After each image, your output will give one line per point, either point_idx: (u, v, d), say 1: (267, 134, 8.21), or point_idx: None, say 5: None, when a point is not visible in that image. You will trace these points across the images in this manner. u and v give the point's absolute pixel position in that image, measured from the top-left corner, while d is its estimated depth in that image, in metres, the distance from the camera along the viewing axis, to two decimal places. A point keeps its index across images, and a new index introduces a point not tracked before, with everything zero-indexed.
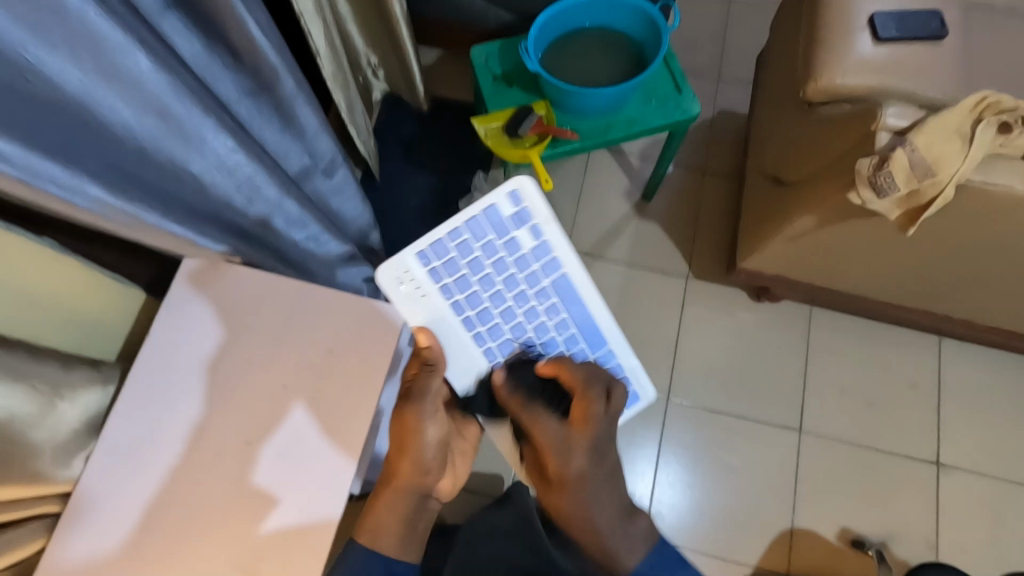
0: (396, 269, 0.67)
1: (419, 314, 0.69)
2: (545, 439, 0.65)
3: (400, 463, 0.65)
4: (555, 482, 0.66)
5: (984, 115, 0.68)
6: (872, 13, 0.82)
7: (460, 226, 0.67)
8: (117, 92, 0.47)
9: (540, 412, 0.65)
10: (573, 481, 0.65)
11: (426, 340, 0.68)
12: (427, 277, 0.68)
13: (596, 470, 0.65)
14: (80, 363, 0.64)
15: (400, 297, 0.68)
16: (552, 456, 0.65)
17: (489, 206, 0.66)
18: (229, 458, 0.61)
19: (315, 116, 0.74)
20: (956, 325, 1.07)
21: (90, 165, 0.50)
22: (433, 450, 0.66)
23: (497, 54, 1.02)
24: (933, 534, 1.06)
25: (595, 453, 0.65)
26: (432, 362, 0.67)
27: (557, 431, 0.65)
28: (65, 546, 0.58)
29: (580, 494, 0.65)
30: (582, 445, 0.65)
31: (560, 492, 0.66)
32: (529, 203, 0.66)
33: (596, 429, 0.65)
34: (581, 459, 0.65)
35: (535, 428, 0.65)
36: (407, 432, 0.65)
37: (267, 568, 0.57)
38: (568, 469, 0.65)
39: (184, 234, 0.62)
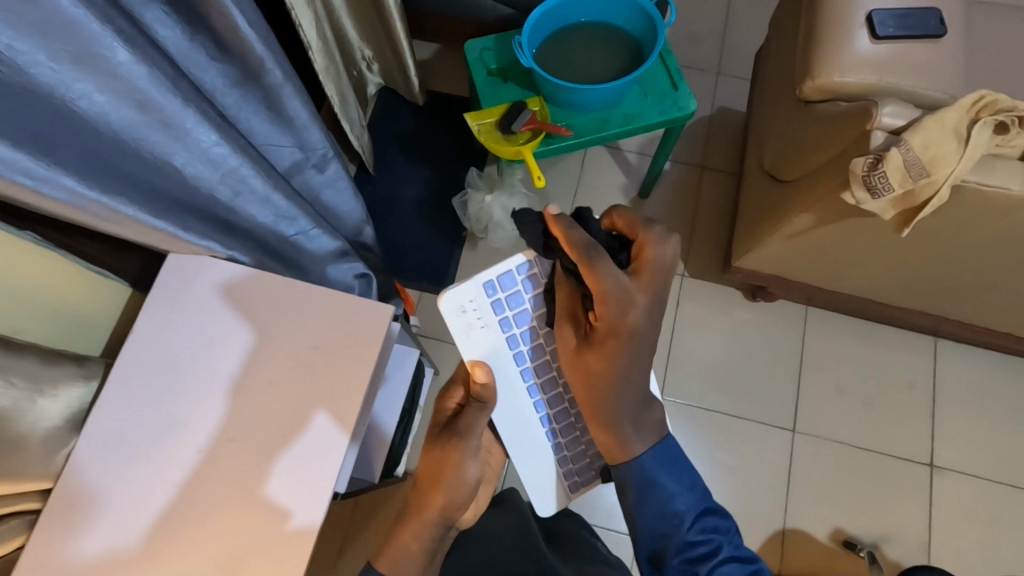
0: (461, 298, 0.64)
1: (477, 347, 0.64)
2: (604, 288, 0.58)
3: (434, 496, 0.62)
4: (602, 333, 0.59)
5: (981, 115, 0.67)
6: (871, 10, 0.80)
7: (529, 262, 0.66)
8: (94, 82, 0.46)
9: (604, 259, 0.59)
10: (624, 336, 0.59)
11: (482, 375, 0.62)
12: (489, 308, 0.64)
13: (648, 326, 0.60)
14: (64, 359, 0.63)
15: (460, 327, 0.64)
16: (608, 306, 0.58)
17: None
18: (211, 456, 0.60)
19: (307, 109, 0.72)
20: (952, 326, 1.06)
21: (66, 157, 0.50)
22: (470, 487, 0.64)
23: (493, 49, 1.01)
24: (926, 535, 1.06)
25: (652, 307, 0.60)
26: (484, 399, 0.63)
27: (621, 279, 0.59)
28: (49, 543, 0.57)
29: (625, 351, 0.59)
30: (642, 297, 0.60)
31: (605, 343, 0.59)
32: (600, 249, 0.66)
33: (659, 283, 0.61)
34: (640, 311, 0.59)
35: (595, 269, 0.58)
36: (446, 466, 0.63)
37: (250, 566, 0.57)
38: (624, 318, 0.59)
39: (165, 228, 0.61)
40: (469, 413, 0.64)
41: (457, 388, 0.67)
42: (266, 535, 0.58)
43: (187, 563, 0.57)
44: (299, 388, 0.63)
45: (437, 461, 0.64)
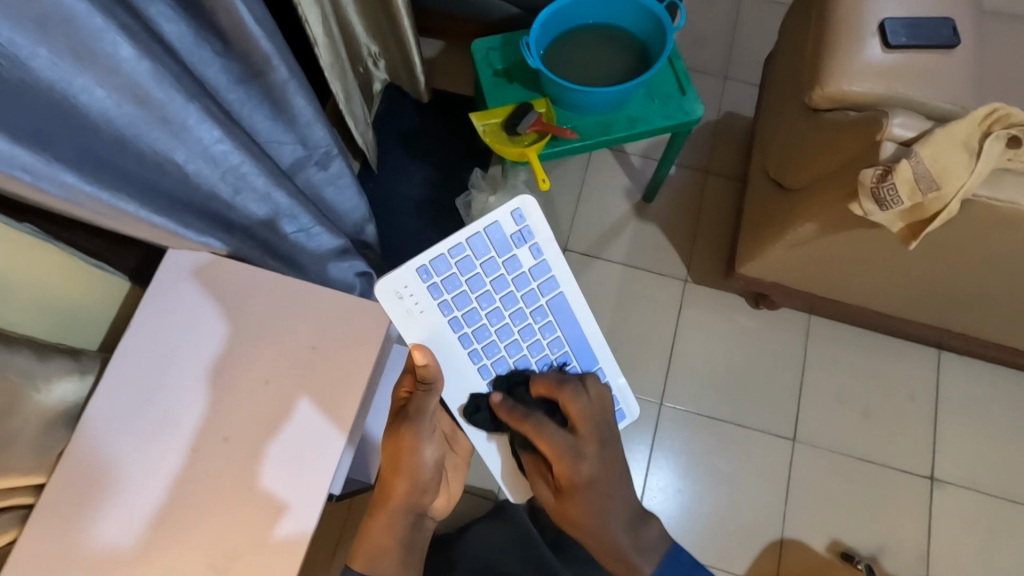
0: (395, 283, 0.61)
1: (417, 331, 0.62)
2: (554, 452, 0.60)
3: (394, 482, 0.63)
4: (566, 489, 0.62)
5: (993, 128, 0.66)
6: (883, 19, 0.80)
7: (462, 242, 0.62)
8: (95, 76, 0.45)
9: (544, 425, 0.60)
10: (585, 486, 0.61)
11: (422, 358, 0.61)
12: (426, 292, 0.62)
13: (606, 470, 0.62)
14: (59, 354, 0.63)
15: (398, 312, 0.62)
16: (563, 465, 0.61)
17: (492, 223, 0.63)
18: (206, 455, 0.60)
19: (311, 107, 0.72)
20: (955, 339, 1.05)
21: (66, 152, 0.49)
22: (430, 469, 0.64)
23: (499, 49, 1.01)
24: (924, 549, 1.05)
25: (602, 451, 0.62)
26: (431, 380, 0.62)
27: (565, 438, 0.61)
28: (42, 539, 0.57)
29: (592, 498, 0.62)
30: (590, 448, 0.62)
31: (573, 498, 0.62)
32: (532, 222, 0.63)
33: (599, 430, 0.62)
34: (591, 462, 0.61)
35: (539, 444, 0.60)
36: (402, 451, 0.62)
37: (243, 567, 0.57)
38: (580, 477, 0.61)
39: (165, 225, 0.60)
40: (417, 396, 0.63)
41: (405, 375, 0.65)
42: (264, 537, 0.58)
43: (182, 562, 0.57)
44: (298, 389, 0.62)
45: (393, 444, 0.63)
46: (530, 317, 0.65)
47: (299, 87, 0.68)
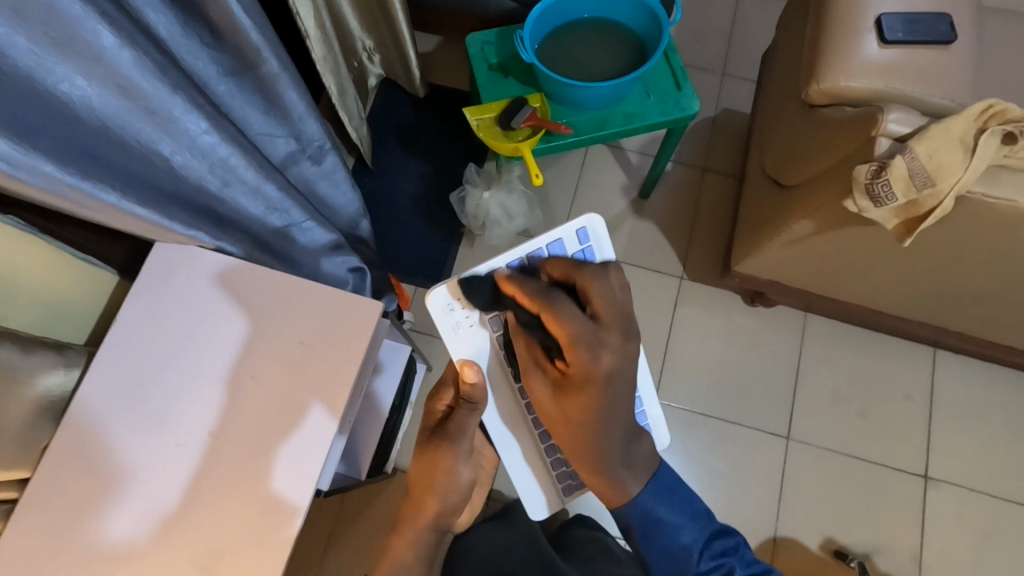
0: (449, 295, 0.63)
1: (466, 346, 0.64)
2: (570, 333, 0.56)
3: (426, 501, 0.65)
4: (574, 382, 0.58)
5: (989, 125, 0.66)
6: (880, 15, 0.79)
7: (524, 257, 0.64)
8: (77, 66, 0.45)
9: (562, 302, 0.57)
10: (599, 379, 0.57)
11: (471, 375, 0.63)
12: (480, 305, 0.64)
13: (623, 365, 0.58)
14: (43, 347, 0.62)
15: (448, 325, 0.64)
16: (577, 351, 0.57)
17: (555, 240, 0.64)
18: (193, 451, 0.60)
19: (303, 100, 0.71)
20: (951, 337, 1.05)
21: (49, 142, 0.49)
22: (462, 490, 0.66)
23: (494, 43, 1.00)
24: (918, 547, 1.05)
25: (622, 348, 0.58)
26: (475, 399, 0.64)
27: (582, 321, 0.57)
28: (28, 535, 0.57)
29: (603, 395, 0.58)
30: (610, 338, 0.58)
31: (580, 390, 0.58)
32: (595, 241, 0.65)
33: (621, 323, 0.59)
34: (611, 354, 0.57)
35: (556, 322, 0.57)
36: (438, 471, 0.65)
37: (230, 562, 0.57)
38: (596, 366, 0.57)
39: (150, 218, 0.60)
40: (458, 416, 0.65)
41: (446, 390, 0.68)
42: (250, 534, 0.58)
43: (167, 558, 0.57)
44: (286, 382, 0.62)
45: (428, 464, 0.65)
46: None
47: (290, 80, 0.68)
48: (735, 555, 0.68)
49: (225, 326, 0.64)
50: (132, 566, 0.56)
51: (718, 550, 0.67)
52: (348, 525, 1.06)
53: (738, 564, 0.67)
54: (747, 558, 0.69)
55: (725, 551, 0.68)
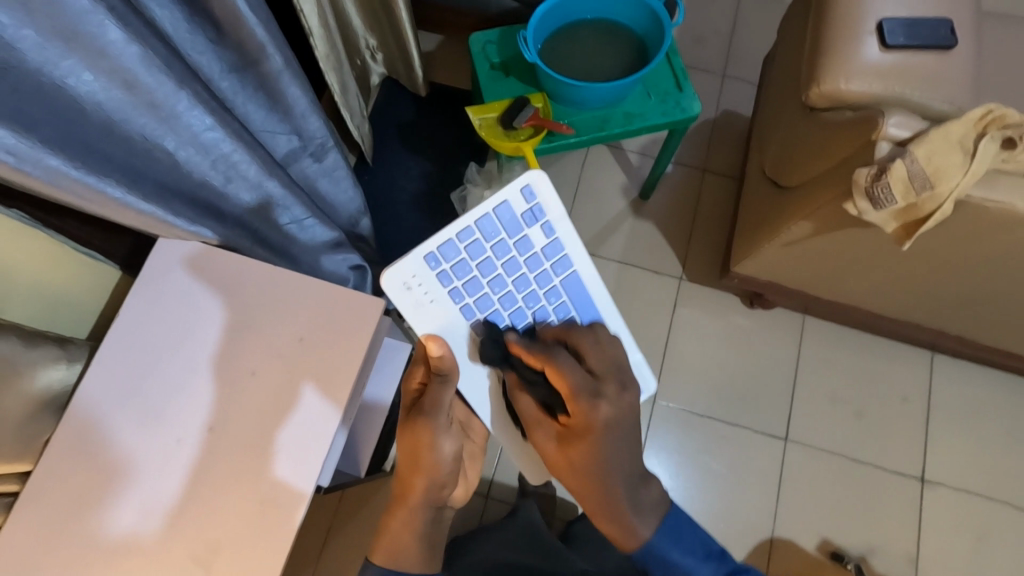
0: (402, 274, 0.59)
1: (428, 322, 0.61)
2: (572, 386, 0.59)
3: (413, 479, 0.63)
4: (577, 432, 0.60)
5: (988, 130, 0.66)
6: (881, 19, 0.79)
7: (470, 225, 0.60)
8: (83, 60, 0.45)
9: (563, 357, 0.60)
10: (602, 429, 0.60)
11: (437, 349, 0.60)
12: (435, 281, 0.60)
13: (622, 414, 0.61)
14: (46, 341, 0.63)
15: (407, 305, 0.60)
16: (580, 403, 0.59)
17: (501, 203, 0.60)
18: (192, 446, 0.60)
19: (305, 97, 0.71)
20: (949, 340, 1.05)
21: (53, 135, 0.49)
22: (447, 464, 0.63)
23: (496, 42, 1.00)
24: (913, 549, 1.06)
25: (619, 400, 0.61)
26: (445, 371, 0.61)
27: (583, 374, 0.60)
28: (28, 528, 0.57)
29: (605, 444, 0.60)
30: (608, 389, 0.61)
31: (584, 439, 0.60)
32: (543, 199, 0.60)
33: (616, 375, 0.62)
34: (609, 404, 0.60)
35: (559, 378, 0.59)
36: (418, 447, 0.62)
37: (228, 557, 0.57)
38: (597, 416, 0.59)
39: (152, 212, 0.60)
40: (430, 390, 0.62)
41: (418, 367, 0.65)
42: (250, 529, 0.58)
43: (166, 552, 0.57)
44: (286, 379, 0.62)
45: (408, 442, 0.63)
46: (543, 298, 0.63)
47: (293, 77, 0.68)
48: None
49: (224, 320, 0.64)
50: (131, 561, 0.57)
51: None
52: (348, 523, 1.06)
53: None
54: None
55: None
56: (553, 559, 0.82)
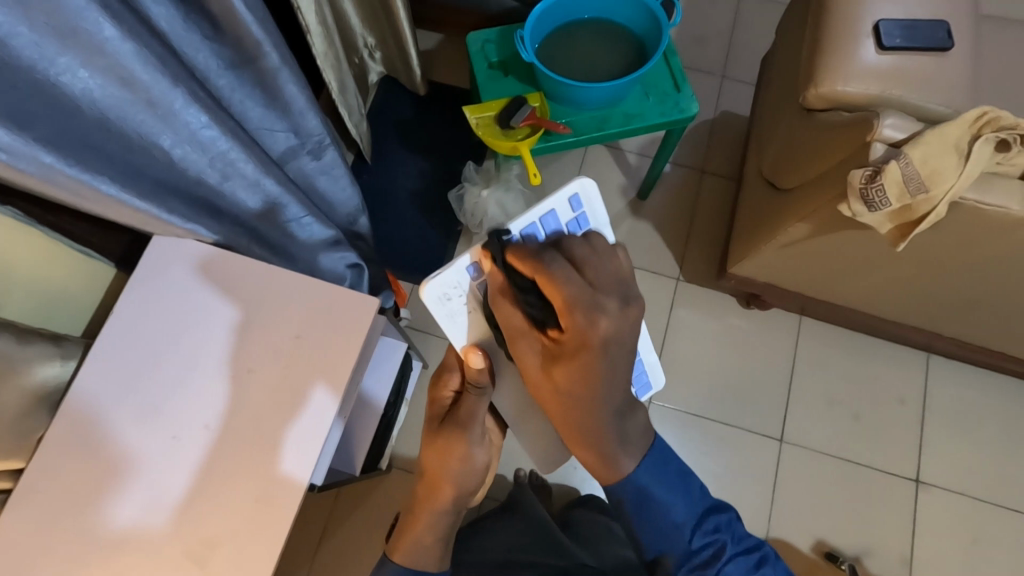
0: (443, 285, 0.60)
1: (466, 333, 0.62)
2: (567, 296, 0.54)
3: (443, 487, 0.66)
4: (569, 349, 0.56)
5: (983, 132, 0.66)
6: (878, 21, 0.79)
7: (516, 235, 0.60)
8: (78, 56, 0.45)
9: (558, 265, 0.54)
10: (597, 345, 0.55)
11: (478, 361, 0.61)
12: (476, 291, 0.61)
13: (622, 330, 0.56)
14: (39, 339, 0.63)
15: (445, 316, 0.61)
16: (574, 315, 0.54)
17: (548, 212, 0.60)
18: (186, 442, 0.60)
19: (303, 95, 0.71)
20: (945, 342, 1.06)
21: (49, 132, 0.49)
22: (477, 473, 0.67)
23: (495, 41, 1.00)
24: (908, 550, 1.06)
25: (621, 315, 0.56)
26: (483, 384, 0.63)
27: (580, 284, 0.54)
28: (22, 523, 0.57)
29: (599, 361, 0.55)
30: (608, 301, 0.55)
31: (577, 356, 0.55)
32: (590, 209, 0.61)
33: (619, 288, 0.56)
34: (609, 319, 0.55)
35: (552, 286, 0.54)
36: (453, 459, 0.65)
37: (221, 554, 0.57)
38: (594, 331, 0.54)
39: (147, 210, 0.60)
40: (467, 402, 0.65)
41: (452, 375, 0.66)
42: (245, 525, 0.58)
43: (158, 549, 0.57)
44: (282, 375, 0.62)
45: (443, 454, 0.65)
46: None
47: (291, 75, 0.68)
48: (727, 532, 0.66)
49: (223, 315, 0.64)
50: (123, 558, 0.57)
51: (710, 526, 0.66)
52: (344, 517, 1.07)
53: (730, 541, 0.65)
54: (741, 535, 0.67)
55: (717, 527, 0.66)
56: (554, 554, 0.82)
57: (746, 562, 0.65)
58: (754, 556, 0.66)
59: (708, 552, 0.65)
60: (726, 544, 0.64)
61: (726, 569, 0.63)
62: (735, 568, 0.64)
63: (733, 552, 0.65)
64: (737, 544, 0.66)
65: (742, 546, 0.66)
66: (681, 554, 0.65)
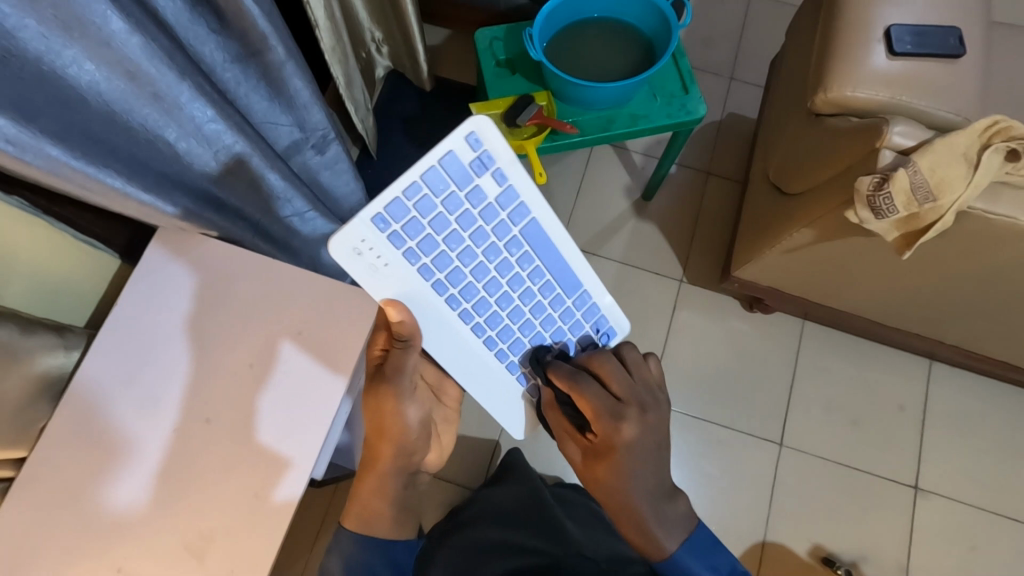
0: (350, 240, 0.53)
1: (387, 286, 0.56)
2: (595, 409, 0.60)
3: (380, 445, 0.66)
4: (601, 450, 0.61)
5: (993, 141, 0.65)
6: (889, 26, 0.79)
7: (416, 181, 0.52)
8: (84, 49, 0.45)
9: (588, 383, 0.60)
10: (622, 449, 0.60)
11: (398, 314, 0.57)
12: (387, 243, 0.53)
13: (646, 434, 0.61)
14: (43, 329, 0.63)
15: (361, 270, 0.54)
16: (601, 423, 0.60)
17: (445, 153, 0.51)
18: (187, 437, 0.60)
19: (307, 88, 0.71)
20: (948, 350, 1.05)
21: (54, 126, 0.49)
22: (413, 430, 0.67)
23: (503, 39, 1.00)
24: (905, 556, 1.06)
25: (645, 421, 0.61)
26: (406, 336, 0.59)
27: (606, 397, 0.60)
28: (20, 512, 0.57)
29: (629, 461, 0.61)
30: (630, 411, 0.61)
31: (608, 458, 0.61)
32: (492, 145, 0.52)
33: (639, 397, 0.62)
34: (635, 426, 0.60)
35: (583, 402, 0.60)
36: (385, 413, 0.65)
37: (219, 549, 0.57)
38: (621, 437, 0.60)
39: (152, 203, 0.60)
40: (394, 355, 0.63)
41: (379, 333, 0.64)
42: (242, 519, 0.58)
43: (157, 544, 0.57)
44: (282, 369, 0.63)
45: (375, 409, 0.65)
46: (515, 264, 0.59)
47: (297, 69, 0.68)
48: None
49: (182, 286, 0.64)
50: (121, 551, 0.57)
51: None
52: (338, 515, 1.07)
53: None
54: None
55: None
56: (544, 533, 0.83)
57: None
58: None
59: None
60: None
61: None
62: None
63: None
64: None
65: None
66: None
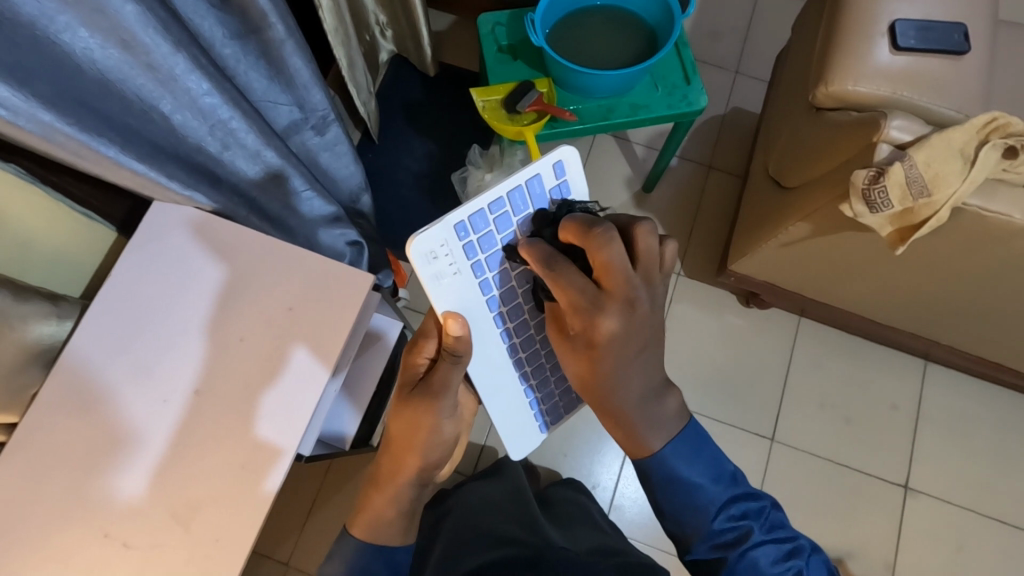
0: (429, 243, 0.57)
1: (448, 297, 0.58)
2: (571, 300, 0.54)
3: (407, 457, 0.62)
4: (579, 345, 0.56)
5: (991, 138, 0.65)
6: (894, 21, 0.78)
7: (503, 197, 0.58)
8: (81, 16, 0.45)
9: (565, 267, 0.54)
10: (603, 345, 0.54)
11: (455, 328, 0.57)
12: (461, 252, 0.58)
13: (630, 332, 0.55)
14: (38, 296, 0.62)
15: (430, 275, 0.57)
16: (579, 317, 0.54)
17: (534, 176, 0.59)
18: (176, 405, 0.61)
19: (306, 67, 0.71)
20: (944, 351, 1.05)
21: (47, 92, 0.49)
22: (443, 445, 0.63)
23: (505, 25, 0.99)
24: (891, 554, 1.06)
25: (631, 316, 0.55)
26: (460, 353, 0.58)
27: (586, 288, 0.54)
28: (11, 473, 0.58)
29: (607, 360, 0.55)
30: (616, 305, 0.54)
31: (584, 355, 0.56)
32: (573, 176, 0.61)
33: (633, 288, 0.54)
34: (615, 322, 0.54)
35: (559, 289, 0.54)
36: (419, 428, 0.61)
37: (202, 518, 0.58)
38: (598, 332, 0.54)
39: (145, 173, 0.60)
40: (441, 369, 0.60)
41: (429, 341, 0.62)
42: (229, 490, 0.59)
43: (143, 512, 0.58)
44: (273, 343, 0.63)
45: (411, 421, 0.61)
46: None
47: (296, 48, 0.68)
48: (756, 519, 0.58)
49: (203, 277, 0.64)
50: (105, 516, 0.57)
51: (737, 512, 0.58)
52: (330, 495, 1.08)
53: (758, 527, 0.58)
54: (772, 522, 0.59)
55: (744, 513, 0.58)
56: (528, 527, 0.83)
57: (776, 550, 0.57)
58: (786, 545, 0.58)
59: (732, 536, 0.57)
60: (753, 530, 0.57)
61: (752, 555, 0.56)
62: (761, 554, 0.56)
63: (760, 538, 0.57)
64: (765, 531, 0.58)
65: (772, 534, 0.58)
66: (701, 534, 0.58)
